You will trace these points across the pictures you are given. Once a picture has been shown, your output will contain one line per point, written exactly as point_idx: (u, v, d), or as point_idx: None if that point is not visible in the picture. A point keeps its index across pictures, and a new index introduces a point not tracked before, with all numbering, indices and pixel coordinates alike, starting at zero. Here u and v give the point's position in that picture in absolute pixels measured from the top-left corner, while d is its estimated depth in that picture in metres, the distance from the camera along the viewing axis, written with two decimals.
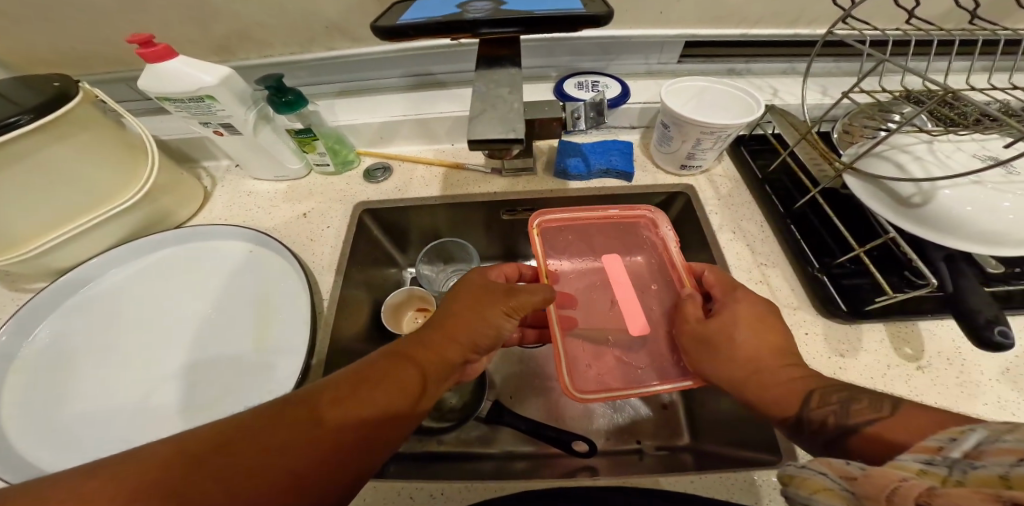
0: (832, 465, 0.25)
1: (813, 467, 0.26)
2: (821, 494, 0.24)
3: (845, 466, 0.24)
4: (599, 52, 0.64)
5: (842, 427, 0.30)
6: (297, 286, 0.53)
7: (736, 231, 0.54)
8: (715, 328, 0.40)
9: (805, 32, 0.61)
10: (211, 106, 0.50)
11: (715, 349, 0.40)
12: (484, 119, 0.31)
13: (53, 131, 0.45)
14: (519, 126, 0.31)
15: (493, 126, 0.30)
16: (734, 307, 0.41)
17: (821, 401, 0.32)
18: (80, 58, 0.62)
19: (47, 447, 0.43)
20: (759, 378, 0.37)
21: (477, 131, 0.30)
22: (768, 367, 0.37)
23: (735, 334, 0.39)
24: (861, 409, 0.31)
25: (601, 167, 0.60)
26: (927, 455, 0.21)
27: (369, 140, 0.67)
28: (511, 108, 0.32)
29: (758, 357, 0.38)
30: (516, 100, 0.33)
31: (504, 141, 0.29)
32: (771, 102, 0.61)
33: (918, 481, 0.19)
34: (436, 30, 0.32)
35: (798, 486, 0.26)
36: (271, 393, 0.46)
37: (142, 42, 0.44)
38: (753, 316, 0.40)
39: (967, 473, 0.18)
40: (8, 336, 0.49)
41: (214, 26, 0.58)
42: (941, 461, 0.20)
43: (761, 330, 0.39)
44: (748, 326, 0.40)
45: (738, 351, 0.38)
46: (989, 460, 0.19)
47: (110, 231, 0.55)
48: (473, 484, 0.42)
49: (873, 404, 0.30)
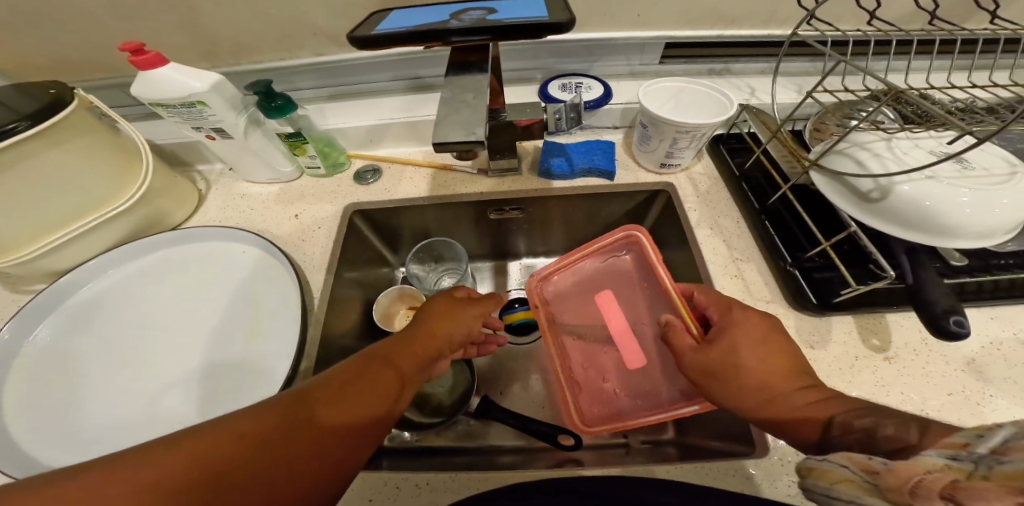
0: (855, 458, 0.23)
1: (834, 460, 0.25)
2: (843, 486, 0.23)
3: (868, 459, 0.23)
4: (582, 54, 0.65)
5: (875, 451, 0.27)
6: (290, 285, 0.55)
7: (713, 227, 0.55)
8: (716, 355, 0.38)
9: (779, 33, 0.63)
10: (203, 111, 0.51)
11: (721, 378, 0.37)
12: (447, 123, 0.32)
13: (52, 136, 0.47)
14: (481, 128, 0.32)
15: (455, 129, 0.32)
16: (734, 330, 0.39)
17: (844, 425, 0.30)
18: (77, 65, 0.64)
19: (48, 442, 0.45)
20: (772, 403, 0.35)
21: (440, 135, 0.31)
22: (782, 391, 0.35)
23: (741, 359, 0.37)
24: (888, 432, 0.27)
25: (584, 166, 0.62)
26: (952, 450, 0.19)
27: (358, 142, 0.68)
28: (473, 113, 0.33)
29: (771, 383, 0.35)
30: (481, 104, 0.34)
31: (465, 142, 0.31)
32: (747, 102, 0.63)
33: (942, 473, 0.19)
34: (409, 40, 0.34)
35: (818, 478, 0.25)
36: (264, 391, 0.47)
37: (134, 50, 0.46)
38: (759, 336, 0.39)
39: (994, 468, 0.17)
40: (10, 333, 0.50)
41: (206, 33, 0.60)
42: (966, 456, 0.19)
43: (762, 347, 0.38)
44: (753, 349, 0.37)
45: (748, 377, 0.36)
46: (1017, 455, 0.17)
47: (106, 232, 0.56)
48: (457, 474, 0.43)
49: (898, 426, 0.27)
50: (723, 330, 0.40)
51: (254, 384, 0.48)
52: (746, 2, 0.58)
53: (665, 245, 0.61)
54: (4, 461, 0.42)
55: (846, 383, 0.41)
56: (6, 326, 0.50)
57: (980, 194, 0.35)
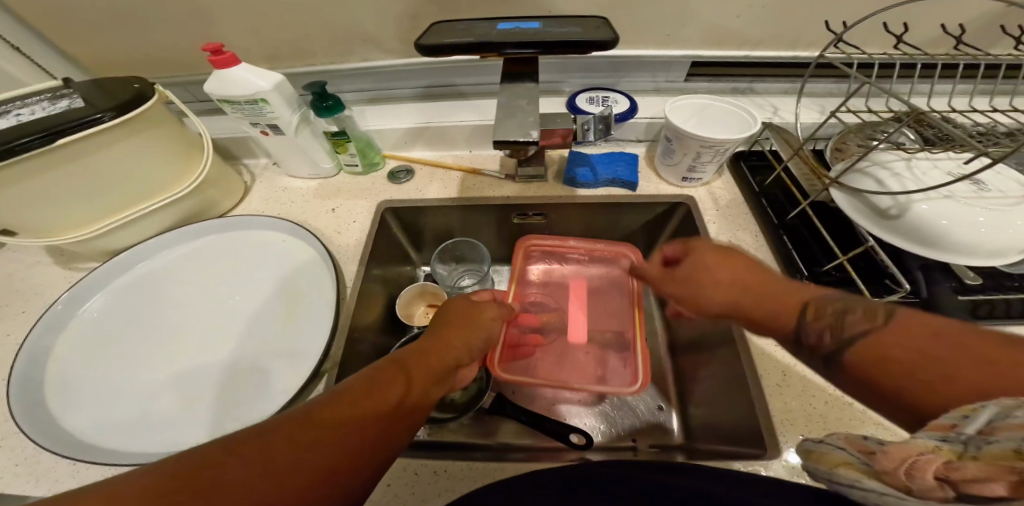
0: (852, 441, 0.27)
1: (831, 442, 0.28)
2: (843, 468, 0.26)
3: (864, 442, 0.26)
4: (610, 70, 0.69)
5: (840, 341, 0.31)
6: (326, 275, 0.58)
7: (731, 239, 0.57)
8: (683, 276, 0.42)
9: (806, 55, 0.65)
10: (262, 108, 0.56)
11: (698, 282, 0.41)
12: (505, 123, 0.36)
13: (130, 126, 0.52)
14: (535, 130, 0.35)
15: (512, 130, 0.35)
16: (697, 251, 0.42)
17: (823, 316, 0.33)
18: (147, 62, 0.70)
19: (84, 413, 0.47)
20: (748, 302, 0.38)
21: (498, 133, 0.35)
22: (755, 292, 0.38)
23: (709, 271, 0.41)
24: (855, 318, 0.31)
25: (607, 177, 0.64)
26: (941, 432, 0.21)
27: (392, 143, 0.72)
28: (528, 117, 0.36)
29: (740, 288, 0.39)
30: (534, 110, 0.37)
31: (523, 142, 0.34)
32: (769, 120, 0.65)
33: (935, 455, 0.20)
34: (466, 51, 0.36)
35: (819, 460, 0.28)
36: (295, 374, 0.50)
37: (213, 50, 0.51)
38: (723, 252, 0.41)
39: (983, 448, 0.19)
40: (63, 306, 0.54)
41: (266, 37, 0.65)
42: (956, 437, 0.21)
43: (730, 260, 0.40)
44: (719, 263, 0.40)
45: (714, 293, 0.40)
46: (1003, 435, 0.19)
47: (162, 216, 0.61)
48: (475, 463, 0.45)
49: (868, 312, 0.31)
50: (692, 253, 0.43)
51: (284, 371, 0.50)
52: (774, 25, 0.60)
53: None
54: (41, 431, 0.44)
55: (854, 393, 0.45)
56: (60, 299, 0.54)
57: (996, 214, 0.36)
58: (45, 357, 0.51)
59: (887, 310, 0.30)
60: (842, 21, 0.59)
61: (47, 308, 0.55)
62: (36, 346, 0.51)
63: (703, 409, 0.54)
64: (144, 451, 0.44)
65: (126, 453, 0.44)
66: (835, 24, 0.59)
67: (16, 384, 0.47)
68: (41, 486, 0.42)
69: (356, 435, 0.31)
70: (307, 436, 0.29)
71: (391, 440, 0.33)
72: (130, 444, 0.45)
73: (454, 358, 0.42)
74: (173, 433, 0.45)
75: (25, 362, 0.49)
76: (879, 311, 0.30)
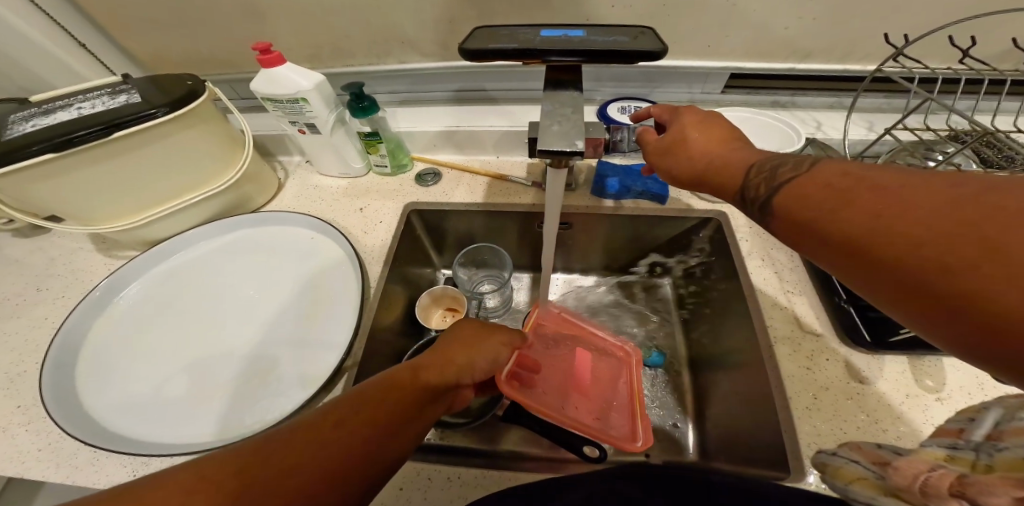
0: (865, 454, 0.29)
1: (846, 457, 0.30)
2: (858, 484, 0.28)
3: (876, 454, 0.28)
4: (645, 79, 0.67)
5: (772, 188, 0.34)
6: (350, 273, 0.59)
7: (764, 258, 0.56)
8: (672, 136, 0.43)
9: (856, 68, 0.61)
10: (303, 107, 0.57)
11: (675, 155, 0.42)
12: (548, 130, 0.33)
13: (182, 121, 0.54)
14: (581, 139, 0.33)
15: (556, 137, 0.33)
16: (679, 119, 0.43)
17: (758, 173, 0.36)
18: (198, 60, 0.73)
19: (106, 401, 0.48)
20: (711, 165, 0.40)
21: (543, 141, 0.32)
22: (718, 154, 0.40)
23: (687, 136, 0.41)
24: (786, 171, 0.34)
25: (637, 189, 0.63)
26: (953, 441, 0.26)
27: (423, 146, 0.73)
28: (573, 126, 0.34)
29: (710, 158, 0.40)
30: (580, 119, 0.34)
31: (567, 152, 0.32)
32: (812, 136, 0.62)
33: (947, 470, 0.23)
34: (510, 56, 0.35)
35: (837, 477, 0.30)
36: (313, 371, 0.51)
37: (262, 49, 0.53)
38: (698, 121, 0.42)
39: (994, 456, 0.23)
40: (102, 292, 0.57)
41: (309, 38, 0.67)
42: (966, 445, 0.25)
43: (705, 132, 0.41)
44: (695, 128, 0.41)
45: (691, 146, 0.41)
46: (1010, 442, 0.23)
47: (203, 209, 0.64)
48: (488, 470, 0.45)
49: (796, 164, 0.34)
50: (671, 122, 0.44)
51: (303, 366, 0.51)
52: (824, 37, 0.57)
53: (713, 273, 0.61)
54: (65, 415, 0.46)
55: (893, 420, 0.40)
56: (99, 286, 0.57)
57: None
58: (75, 349, 0.52)
59: (811, 163, 0.34)
60: (900, 34, 0.56)
61: (84, 296, 0.58)
62: (68, 339, 0.52)
63: (722, 430, 0.51)
64: (167, 442, 0.45)
65: (150, 443, 0.45)
66: (891, 36, 0.56)
67: (50, 369, 0.49)
68: (60, 472, 0.44)
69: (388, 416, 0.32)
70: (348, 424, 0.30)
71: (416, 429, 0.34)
72: (154, 434, 0.46)
73: (462, 364, 0.41)
74: (195, 426, 0.47)
75: (57, 354, 0.51)
76: (805, 163, 0.34)
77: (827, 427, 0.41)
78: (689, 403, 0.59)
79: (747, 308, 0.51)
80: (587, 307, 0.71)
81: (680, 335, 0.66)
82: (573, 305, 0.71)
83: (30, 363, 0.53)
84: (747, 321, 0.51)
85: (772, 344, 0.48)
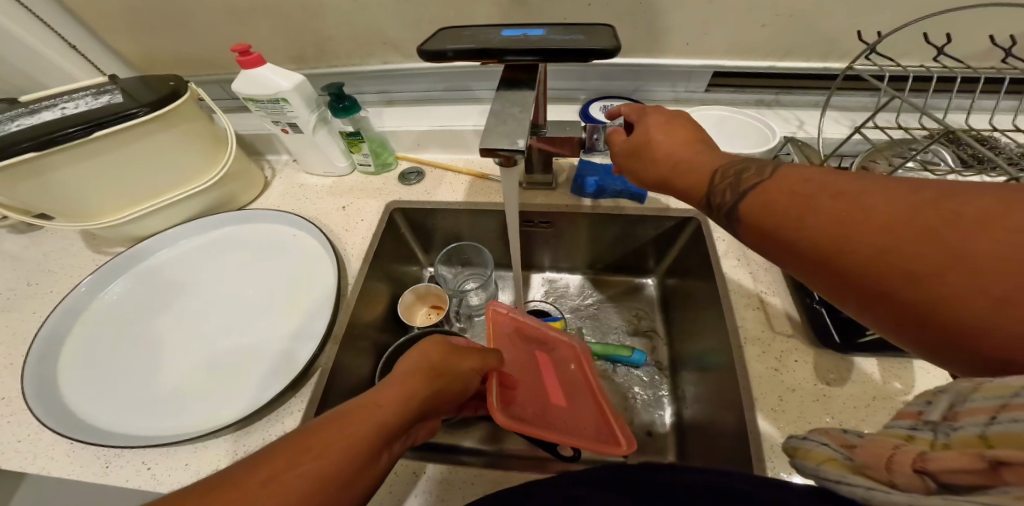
0: (834, 436, 0.26)
1: (816, 439, 0.27)
2: (827, 464, 0.25)
3: (846, 436, 0.25)
4: (626, 78, 0.67)
5: (738, 193, 0.34)
6: (330, 270, 0.60)
7: (740, 258, 0.56)
8: (640, 138, 0.42)
9: (837, 66, 0.61)
10: (284, 107, 0.58)
11: (642, 157, 0.42)
12: (497, 130, 0.34)
13: (165, 120, 0.55)
14: (524, 138, 0.33)
15: (501, 136, 0.33)
16: (645, 121, 0.43)
17: (723, 178, 0.36)
18: (188, 61, 0.75)
19: (84, 394, 0.50)
20: (679, 168, 0.40)
21: (487, 140, 0.33)
22: (686, 156, 0.40)
23: (655, 139, 0.41)
24: (750, 176, 0.34)
25: (615, 189, 0.63)
26: (912, 422, 0.23)
27: (407, 145, 0.74)
28: (521, 125, 0.34)
29: (678, 160, 0.40)
30: (527, 119, 0.35)
31: (509, 150, 0.32)
32: (793, 135, 0.62)
33: (911, 447, 0.21)
34: (467, 56, 0.35)
35: (806, 458, 0.26)
36: (288, 368, 0.51)
37: (241, 51, 0.54)
38: (663, 123, 0.42)
39: (950, 434, 0.20)
40: (87, 288, 0.58)
41: (293, 39, 0.68)
42: (925, 426, 0.22)
43: (673, 134, 0.41)
44: (662, 130, 0.41)
45: (658, 148, 0.41)
46: (965, 421, 0.19)
47: (188, 207, 0.65)
48: (456, 467, 0.45)
49: (760, 169, 0.34)
50: (638, 122, 0.44)
51: (278, 363, 0.52)
52: (803, 34, 0.57)
53: (692, 272, 0.60)
54: (45, 407, 0.48)
55: (858, 422, 0.40)
56: (86, 282, 0.58)
57: None
58: (58, 344, 0.54)
59: (775, 167, 0.34)
60: (879, 32, 0.55)
61: (71, 291, 0.59)
62: (51, 333, 0.54)
63: (698, 429, 0.51)
64: (139, 434, 0.46)
65: (123, 435, 0.46)
66: (870, 34, 0.55)
67: (33, 362, 0.51)
68: (38, 463, 0.46)
69: (371, 428, 0.32)
70: (333, 445, 0.29)
71: (398, 436, 0.34)
72: (127, 426, 0.47)
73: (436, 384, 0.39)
74: (168, 419, 0.48)
75: (40, 348, 0.52)
76: (769, 167, 0.34)
77: (792, 427, 0.41)
78: (666, 405, 0.58)
79: (720, 308, 0.51)
80: (571, 306, 0.71)
81: (661, 335, 0.65)
82: (556, 305, 0.71)
83: (17, 356, 0.55)
84: (719, 321, 0.50)
85: (741, 343, 0.48)
